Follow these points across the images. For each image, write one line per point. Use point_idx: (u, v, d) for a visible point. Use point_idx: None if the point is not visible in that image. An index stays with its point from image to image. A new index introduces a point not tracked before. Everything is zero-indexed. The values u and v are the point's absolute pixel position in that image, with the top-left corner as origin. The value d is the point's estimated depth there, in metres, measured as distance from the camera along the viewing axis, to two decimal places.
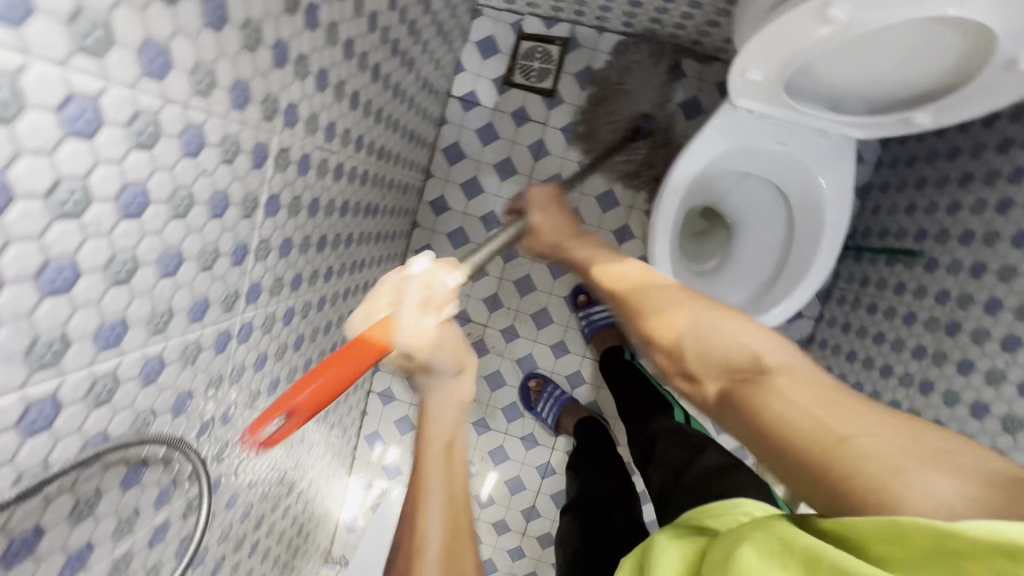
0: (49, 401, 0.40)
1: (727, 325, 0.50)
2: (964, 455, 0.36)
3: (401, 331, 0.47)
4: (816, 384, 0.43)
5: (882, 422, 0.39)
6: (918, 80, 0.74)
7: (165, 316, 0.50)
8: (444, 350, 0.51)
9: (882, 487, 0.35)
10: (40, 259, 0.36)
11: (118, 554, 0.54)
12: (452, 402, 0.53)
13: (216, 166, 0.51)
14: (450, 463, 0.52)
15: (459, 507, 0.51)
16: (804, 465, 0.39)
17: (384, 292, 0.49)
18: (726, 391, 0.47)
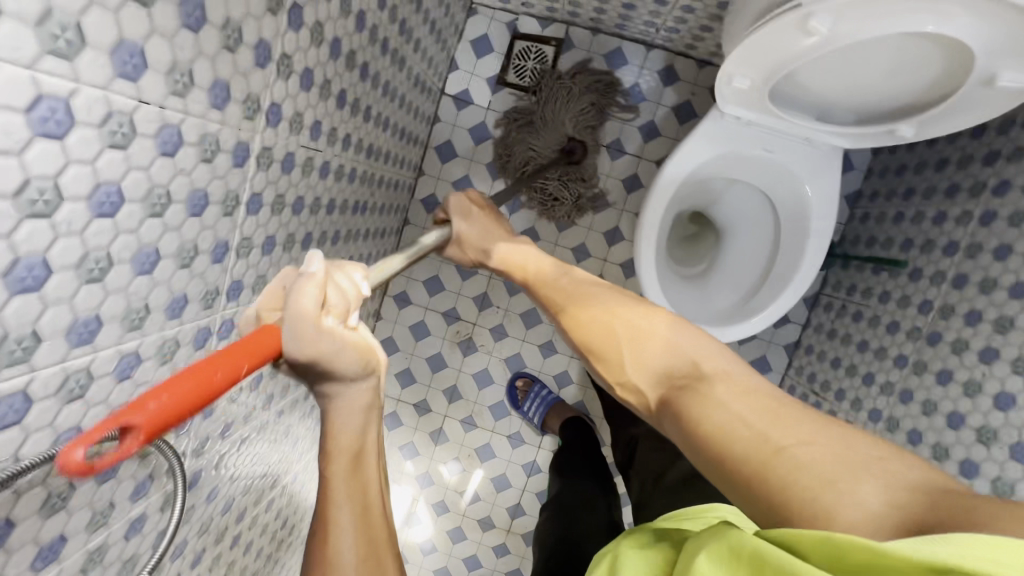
0: (19, 395, 0.41)
1: (677, 339, 0.55)
2: (897, 463, 0.38)
3: (290, 335, 0.43)
4: (752, 393, 0.46)
5: (815, 429, 0.41)
6: (901, 93, 0.74)
7: (141, 313, 0.51)
8: (345, 355, 0.46)
9: (813, 499, 0.36)
10: (9, 258, 0.36)
11: (92, 546, 0.55)
12: (355, 409, 0.50)
13: (195, 165, 0.52)
14: (354, 472, 0.51)
15: (372, 513, 0.51)
16: (741, 472, 0.41)
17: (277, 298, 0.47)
18: (670, 399, 0.51)
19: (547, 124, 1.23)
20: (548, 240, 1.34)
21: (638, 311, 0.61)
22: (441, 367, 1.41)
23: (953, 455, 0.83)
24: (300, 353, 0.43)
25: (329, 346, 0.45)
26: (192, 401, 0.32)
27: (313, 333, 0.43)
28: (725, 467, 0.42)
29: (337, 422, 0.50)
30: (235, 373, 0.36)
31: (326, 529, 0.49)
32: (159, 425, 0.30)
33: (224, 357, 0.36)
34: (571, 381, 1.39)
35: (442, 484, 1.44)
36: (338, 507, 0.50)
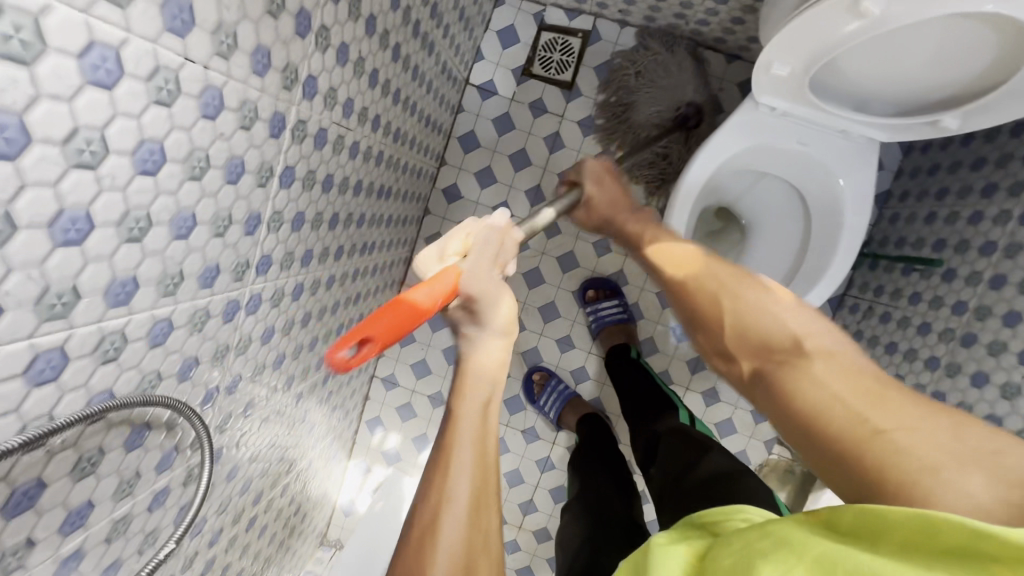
0: (57, 351, 0.40)
1: (776, 307, 0.56)
2: (1012, 458, 0.39)
3: (468, 274, 0.52)
4: (856, 373, 0.48)
5: (921, 416, 0.43)
6: (946, 83, 0.72)
7: (175, 279, 0.50)
8: (499, 303, 0.53)
9: (915, 483, 0.39)
10: (55, 208, 0.36)
11: (118, 516, 0.54)
12: (492, 361, 0.51)
13: (233, 131, 0.51)
14: (484, 421, 0.48)
15: (491, 464, 0.47)
16: (841, 451, 0.44)
17: (457, 241, 0.57)
18: (766, 371, 0.53)
19: (669, 90, 1.19)
20: (569, 233, 1.33)
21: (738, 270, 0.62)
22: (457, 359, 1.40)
23: None
24: (468, 289, 0.52)
25: (492, 287, 0.53)
26: (409, 321, 0.46)
27: (483, 275, 0.53)
28: (835, 448, 0.44)
29: (477, 364, 0.51)
30: (432, 307, 0.48)
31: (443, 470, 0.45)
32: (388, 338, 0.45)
33: (427, 295, 0.48)
34: (589, 377, 1.38)
35: None
36: (461, 448, 0.46)
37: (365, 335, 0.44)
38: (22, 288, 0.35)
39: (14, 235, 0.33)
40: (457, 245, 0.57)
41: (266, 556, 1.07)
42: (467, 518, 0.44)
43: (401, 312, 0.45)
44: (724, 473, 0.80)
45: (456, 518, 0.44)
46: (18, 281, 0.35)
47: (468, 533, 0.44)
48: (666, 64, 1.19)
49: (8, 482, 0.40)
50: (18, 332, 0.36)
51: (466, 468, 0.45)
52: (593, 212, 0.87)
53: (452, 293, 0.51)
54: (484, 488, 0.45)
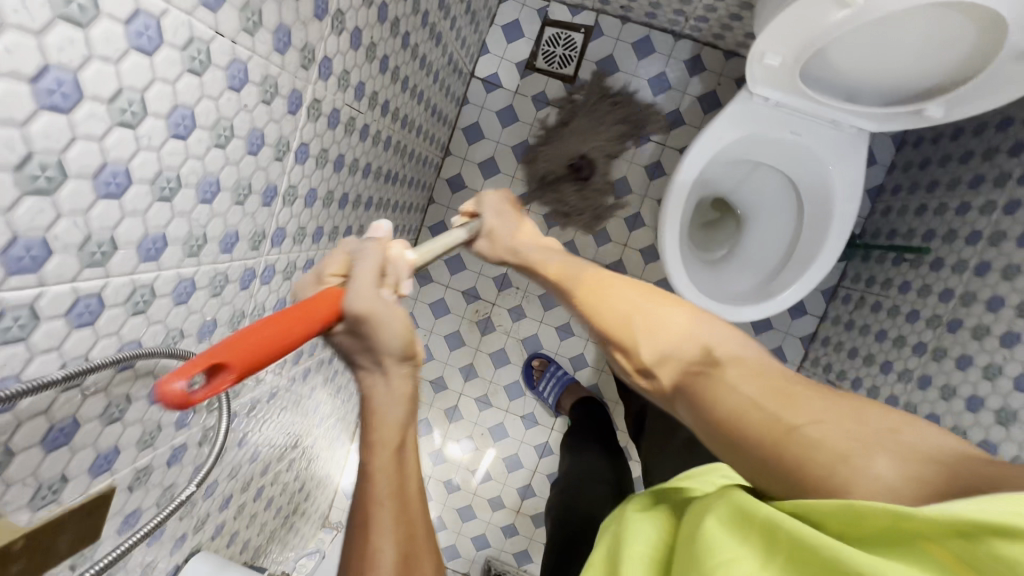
0: (96, 298, 0.43)
1: (690, 322, 0.58)
2: (909, 435, 0.39)
3: (355, 291, 0.46)
4: (761, 374, 0.49)
5: (827, 407, 0.43)
6: (930, 73, 0.76)
7: (200, 241, 0.54)
8: (395, 322, 0.47)
9: (832, 474, 0.38)
10: (99, 161, 0.39)
11: (140, 465, 0.57)
12: (396, 397, 0.49)
13: (255, 104, 0.55)
14: (398, 470, 0.48)
15: (411, 509, 0.48)
16: (760, 455, 0.43)
17: (336, 261, 0.50)
18: (684, 385, 0.53)
19: (580, 138, 1.31)
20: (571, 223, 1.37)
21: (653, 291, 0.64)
22: (459, 345, 1.44)
23: (971, 436, 0.84)
24: (354, 309, 0.45)
25: (381, 305, 0.46)
26: (272, 347, 0.38)
27: (370, 291, 0.46)
28: (755, 454, 0.43)
29: (376, 400, 0.48)
30: (309, 331, 0.41)
31: (365, 530, 0.46)
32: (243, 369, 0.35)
33: (302, 315, 0.40)
34: (587, 364, 1.41)
35: (454, 462, 1.45)
36: (380, 504, 0.46)
37: (219, 360, 0.35)
38: (70, 234, 0.39)
39: (64, 183, 0.37)
40: (337, 266, 0.50)
41: (272, 530, 1.10)
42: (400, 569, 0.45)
43: (266, 335, 0.37)
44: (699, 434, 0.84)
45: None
46: (66, 225, 0.38)
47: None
48: (590, 116, 1.31)
49: (48, 417, 0.43)
50: (63, 275, 0.39)
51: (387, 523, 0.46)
52: (501, 246, 0.81)
53: (336, 313, 0.45)
54: (413, 530, 0.47)
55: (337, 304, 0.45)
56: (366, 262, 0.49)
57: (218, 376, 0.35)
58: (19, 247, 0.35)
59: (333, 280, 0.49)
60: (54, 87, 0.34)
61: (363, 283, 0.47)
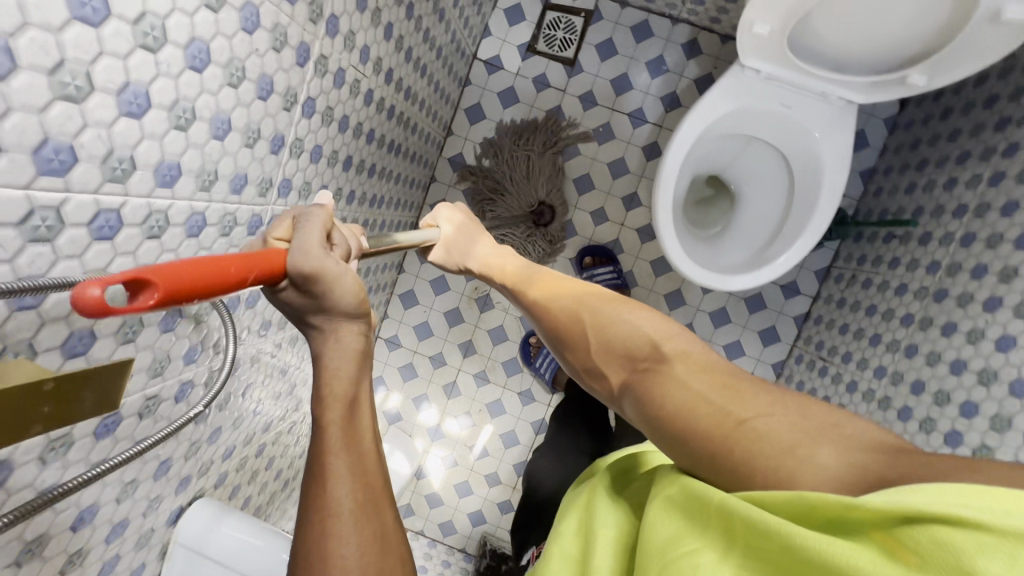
0: (115, 215, 0.46)
1: (636, 317, 0.63)
2: (849, 428, 0.43)
3: (297, 251, 0.47)
4: (708, 370, 0.53)
5: (772, 402, 0.47)
6: (911, 38, 0.79)
7: (211, 177, 0.57)
8: (346, 283, 0.48)
9: (779, 466, 0.41)
10: (122, 80, 0.42)
11: (149, 393, 0.60)
12: (348, 352, 0.51)
13: (266, 50, 0.58)
14: (349, 424, 0.49)
15: (366, 460, 0.49)
16: (706, 448, 0.46)
17: (281, 224, 0.52)
18: (633, 382, 0.57)
19: (518, 191, 1.34)
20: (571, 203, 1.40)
21: (604, 295, 0.69)
22: (458, 322, 1.47)
23: (954, 398, 0.86)
24: (303, 270, 0.46)
25: (330, 265, 0.47)
26: (205, 278, 0.36)
27: (318, 250, 0.48)
28: (703, 451, 0.46)
29: (331, 359, 0.50)
30: (244, 276, 0.40)
31: (320, 482, 0.46)
32: (173, 287, 0.34)
33: (240, 260, 0.40)
34: None
35: (452, 438, 1.48)
36: (334, 455, 0.47)
37: (145, 276, 0.32)
38: (95, 145, 0.42)
39: (91, 95, 0.40)
40: (282, 229, 0.51)
41: (272, 492, 1.13)
42: (356, 517, 0.46)
43: (203, 264, 0.36)
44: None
45: (346, 521, 0.46)
46: (92, 136, 0.41)
47: (360, 534, 0.46)
48: (512, 168, 1.35)
49: (67, 323, 0.46)
50: (87, 185, 0.43)
51: (344, 472, 0.47)
52: (465, 256, 0.90)
53: (280, 272, 0.46)
54: (371, 482, 0.48)
55: (282, 263, 0.46)
56: (311, 223, 0.50)
57: (143, 297, 0.33)
58: (50, 148, 0.38)
59: (278, 244, 0.50)
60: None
61: (309, 244, 0.49)
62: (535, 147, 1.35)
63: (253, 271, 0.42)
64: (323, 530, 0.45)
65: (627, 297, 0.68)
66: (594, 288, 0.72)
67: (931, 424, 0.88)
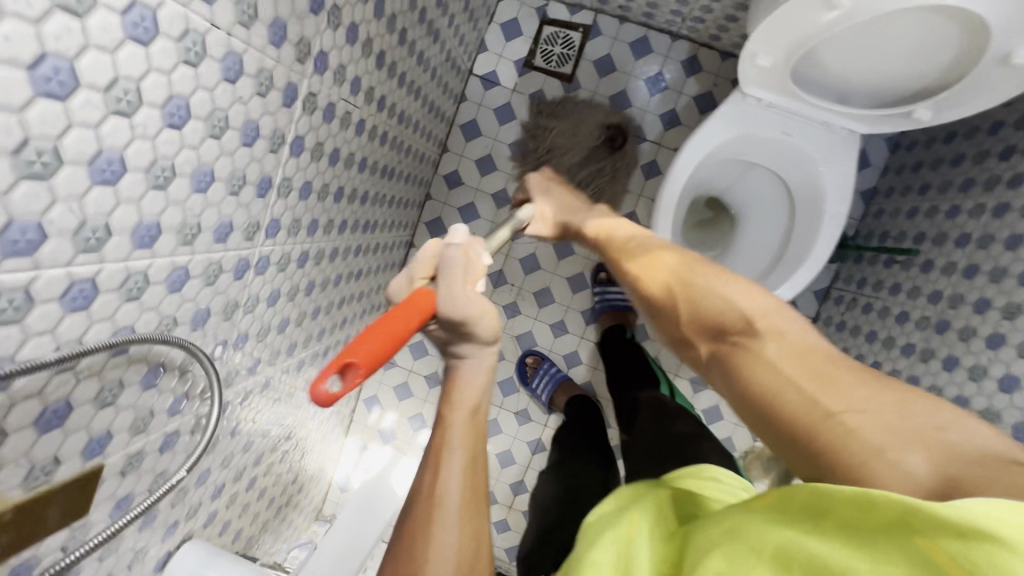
0: (89, 283, 0.44)
1: (728, 290, 0.60)
2: (951, 434, 0.43)
3: (446, 295, 0.53)
4: (805, 355, 0.52)
5: (870, 395, 0.47)
6: (919, 75, 0.78)
7: (194, 230, 0.55)
8: (488, 321, 0.54)
9: (863, 465, 0.43)
10: (95, 148, 0.40)
11: (132, 450, 0.58)
12: (484, 368, 0.57)
13: (251, 96, 0.55)
14: (472, 423, 0.56)
15: (479, 466, 0.54)
16: (792, 429, 0.48)
17: (424, 264, 0.57)
18: (721, 354, 0.57)
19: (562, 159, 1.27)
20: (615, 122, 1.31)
21: (694, 263, 0.66)
22: None
23: None
24: (454, 315, 0.53)
25: (478, 309, 0.53)
26: (389, 346, 0.46)
27: (464, 298, 0.53)
28: (787, 433, 0.49)
29: (466, 373, 0.57)
30: (410, 326, 0.49)
31: (436, 469, 0.52)
32: (371, 362, 0.44)
33: (402, 312, 0.48)
34: (581, 361, 1.43)
35: None
36: (452, 451, 0.53)
37: (350, 359, 0.44)
38: (65, 218, 0.40)
39: (60, 168, 0.38)
40: (425, 268, 0.57)
41: (264, 520, 1.11)
42: (462, 514, 0.51)
43: (385, 334, 0.46)
44: (688, 437, 0.91)
45: (450, 515, 0.50)
46: (61, 211, 0.39)
47: (460, 533, 0.50)
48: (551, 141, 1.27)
49: (41, 398, 0.44)
50: (59, 259, 0.40)
51: (457, 469, 0.52)
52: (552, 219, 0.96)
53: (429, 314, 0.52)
54: (478, 479, 0.53)
55: (432, 306, 0.52)
56: (454, 269, 0.54)
57: (350, 372, 0.44)
58: (16, 229, 0.36)
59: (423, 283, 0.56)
60: (51, 74, 0.35)
61: (454, 289, 0.54)
62: (547, 115, 1.30)
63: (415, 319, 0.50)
64: (429, 518, 0.50)
65: (728, 271, 0.65)
66: (673, 253, 0.71)
67: None
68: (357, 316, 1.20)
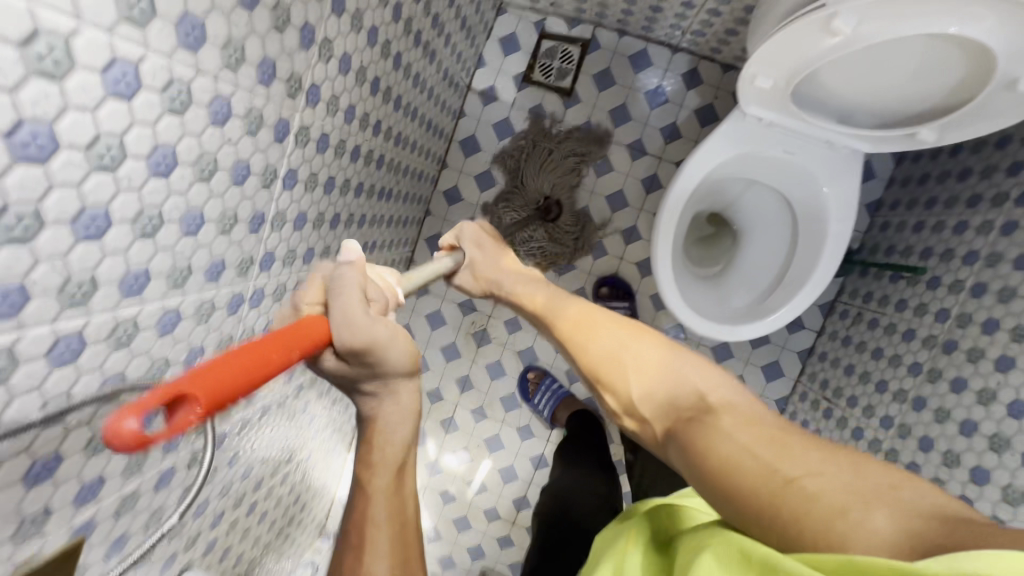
0: (76, 336, 0.44)
1: (685, 367, 0.58)
2: (907, 491, 0.39)
3: (340, 321, 0.45)
4: (756, 424, 0.48)
5: (824, 458, 0.42)
6: (920, 98, 0.76)
7: (184, 272, 0.54)
8: (396, 343, 0.48)
9: (829, 529, 0.37)
10: (77, 207, 0.40)
11: (126, 492, 0.58)
12: (405, 415, 0.53)
13: (240, 137, 0.55)
14: (394, 491, 0.55)
15: (408, 538, 0.54)
16: (749, 505, 0.41)
17: (314, 289, 0.50)
18: (677, 431, 0.52)
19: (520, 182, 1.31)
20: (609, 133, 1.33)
21: (646, 336, 0.65)
22: (455, 356, 1.44)
23: (964, 461, 0.83)
24: (353, 341, 0.45)
25: (382, 333, 0.47)
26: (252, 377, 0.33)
27: (365, 319, 0.46)
28: (745, 506, 0.42)
29: (382, 430, 0.53)
30: (287, 359, 0.37)
31: (360, 550, 0.52)
32: (217, 398, 0.31)
33: (280, 341, 0.37)
34: None
35: (450, 473, 1.45)
36: (376, 528, 0.53)
37: (184, 391, 0.29)
38: (48, 277, 0.39)
39: (42, 230, 0.37)
40: (315, 292, 0.50)
41: (265, 543, 1.11)
42: None
43: (247, 360, 0.33)
44: None
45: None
46: (44, 271, 0.39)
47: None
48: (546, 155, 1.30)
49: (29, 454, 0.43)
50: (44, 316, 0.40)
51: (384, 546, 0.52)
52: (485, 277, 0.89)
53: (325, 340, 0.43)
54: (408, 553, 0.54)
55: (324, 334, 0.43)
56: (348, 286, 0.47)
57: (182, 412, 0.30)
58: None
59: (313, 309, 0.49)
60: (30, 139, 0.34)
61: (348, 305, 0.46)
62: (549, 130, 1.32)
63: (295, 349, 0.39)
64: None
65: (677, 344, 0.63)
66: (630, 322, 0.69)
67: (939, 485, 0.85)
68: None
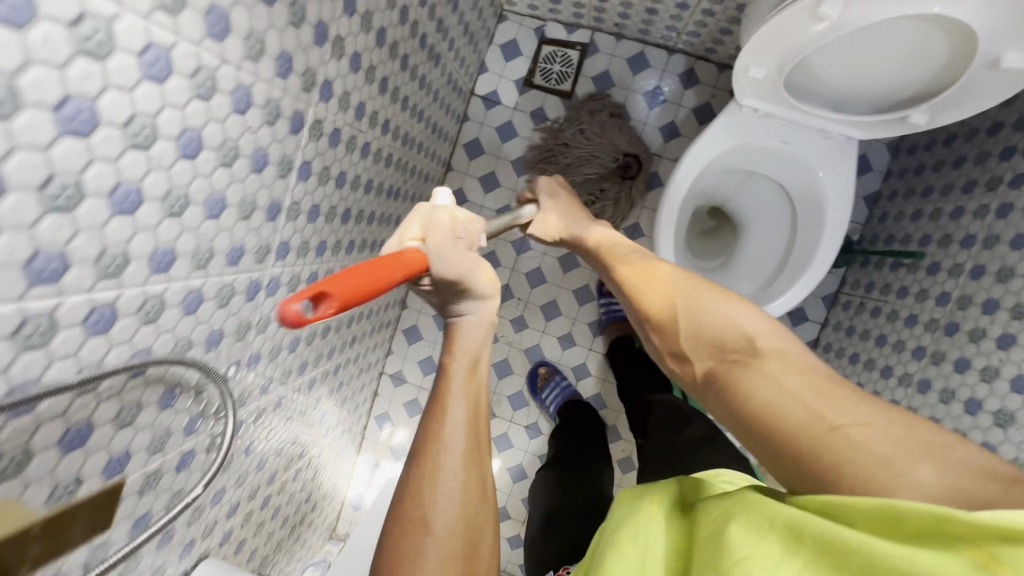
0: (109, 307, 0.46)
1: (738, 314, 0.58)
2: (960, 449, 0.40)
3: (440, 257, 0.51)
4: (806, 372, 0.50)
5: (874, 412, 0.44)
6: (909, 84, 0.80)
7: (207, 255, 0.57)
8: (479, 274, 0.54)
9: (871, 477, 0.40)
10: (113, 181, 0.42)
11: (150, 470, 0.60)
12: (483, 324, 0.56)
13: (259, 125, 0.58)
14: (472, 373, 0.54)
15: (479, 420, 0.52)
16: (791, 445, 0.45)
17: (415, 223, 0.54)
18: (721, 372, 0.55)
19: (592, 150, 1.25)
20: None
21: (701, 283, 0.65)
22: None
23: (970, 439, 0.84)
24: (445, 270, 0.52)
25: (468, 266, 0.53)
26: (367, 288, 0.41)
27: (455, 253, 0.52)
28: (787, 446, 0.46)
29: (464, 331, 0.55)
30: (393, 277, 0.44)
31: (438, 413, 0.50)
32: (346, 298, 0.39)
33: (385, 263, 0.44)
34: (590, 373, 1.43)
35: None
36: (453, 399, 0.51)
37: (324, 289, 0.38)
38: (86, 247, 0.42)
39: (82, 201, 0.40)
40: (414, 229, 0.54)
41: (278, 540, 1.12)
42: (465, 461, 0.49)
43: (365, 273, 0.41)
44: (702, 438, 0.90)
45: (455, 460, 0.49)
46: (83, 240, 0.42)
47: (465, 478, 0.48)
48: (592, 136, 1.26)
49: (64, 419, 0.46)
50: (80, 285, 0.43)
51: (460, 416, 0.50)
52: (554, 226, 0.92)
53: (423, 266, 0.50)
54: (479, 431, 0.51)
55: (422, 261, 0.50)
56: (443, 228, 0.53)
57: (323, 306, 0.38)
58: (42, 259, 0.39)
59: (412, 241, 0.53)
60: (74, 114, 0.37)
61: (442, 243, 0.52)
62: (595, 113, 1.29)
63: (397, 271, 0.45)
64: (431, 464, 0.48)
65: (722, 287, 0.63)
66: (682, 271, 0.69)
67: None
68: (363, 331, 1.23)
